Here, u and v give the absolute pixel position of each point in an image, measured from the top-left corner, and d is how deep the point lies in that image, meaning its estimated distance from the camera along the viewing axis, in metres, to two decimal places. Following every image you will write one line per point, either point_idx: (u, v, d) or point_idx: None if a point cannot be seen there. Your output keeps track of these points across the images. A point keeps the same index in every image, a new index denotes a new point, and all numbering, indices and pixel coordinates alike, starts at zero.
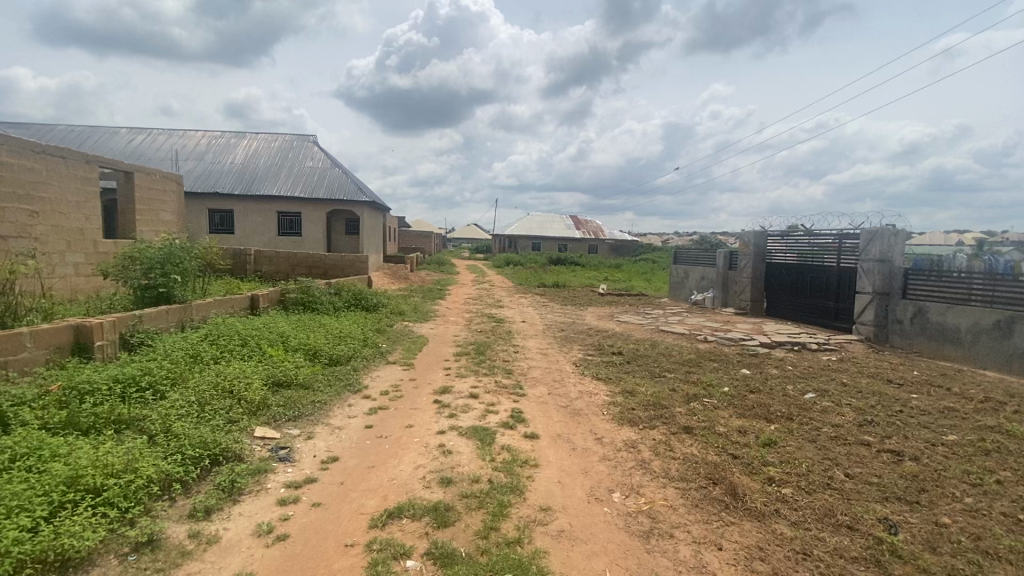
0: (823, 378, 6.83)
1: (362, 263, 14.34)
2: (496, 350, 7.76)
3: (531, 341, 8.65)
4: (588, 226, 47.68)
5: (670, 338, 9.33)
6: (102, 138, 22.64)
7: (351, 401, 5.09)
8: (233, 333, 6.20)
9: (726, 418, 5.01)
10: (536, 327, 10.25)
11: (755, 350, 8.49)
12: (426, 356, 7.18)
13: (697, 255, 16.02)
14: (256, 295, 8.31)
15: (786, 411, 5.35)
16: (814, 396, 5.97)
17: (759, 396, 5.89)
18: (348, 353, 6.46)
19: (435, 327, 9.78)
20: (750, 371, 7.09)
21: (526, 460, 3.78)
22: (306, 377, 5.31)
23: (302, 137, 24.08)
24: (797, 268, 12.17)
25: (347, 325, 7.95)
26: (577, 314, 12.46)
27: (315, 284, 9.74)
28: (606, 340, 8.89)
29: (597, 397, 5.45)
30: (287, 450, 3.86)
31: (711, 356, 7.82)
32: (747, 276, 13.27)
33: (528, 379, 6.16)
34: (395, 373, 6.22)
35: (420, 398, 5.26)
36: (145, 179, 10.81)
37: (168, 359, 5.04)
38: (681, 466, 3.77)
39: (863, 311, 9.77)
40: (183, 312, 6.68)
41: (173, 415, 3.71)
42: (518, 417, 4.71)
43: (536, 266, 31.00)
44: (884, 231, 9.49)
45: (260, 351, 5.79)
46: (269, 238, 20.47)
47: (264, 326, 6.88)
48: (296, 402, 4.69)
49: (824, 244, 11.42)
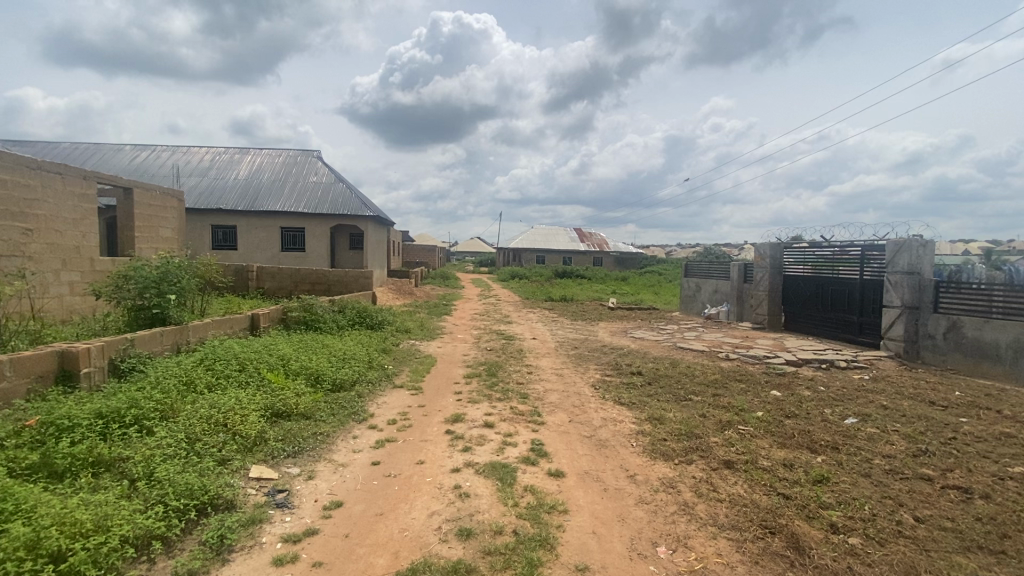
0: (861, 400, 6.36)
1: (366, 278, 13.99)
2: (508, 371, 7.33)
3: (544, 360, 8.22)
4: (592, 238, 47.44)
5: (690, 355, 8.88)
6: (106, 155, 22.58)
7: (356, 432, 4.67)
8: (231, 356, 5.82)
9: (767, 450, 4.56)
10: (548, 345, 9.81)
11: (782, 368, 8.02)
12: (435, 379, 6.76)
13: (710, 268, 15.58)
14: (256, 314, 7.95)
15: (830, 440, 4.90)
16: (856, 422, 5.52)
17: (797, 422, 5.43)
18: (353, 377, 6.05)
19: (442, 345, 9.35)
20: (780, 393, 6.64)
21: (555, 505, 3.35)
22: (308, 405, 4.90)
23: (307, 152, 23.95)
24: (817, 280, 11.71)
25: (352, 345, 7.56)
26: (589, 330, 12.02)
27: (318, 301, 9.38)
28: (623, 359, 8.45)
29: (623, 425, 5.02)
30: (285, 494, 3.43)
31: (736, 376, 7.36)
32: (763, 290, 12.82)
33: (546, 404, 5.73)
34: (403, 398, 5.80)
35: (431, 428, 4.84)
36: (145, 195, 10.55)
37: (159, 388, 4.66)
38: (730, 511, 3.34)
39: (892, 326, 9.35)
40: (178, 334, 6.31)
41: (159, 456, 3.30)
42: (540, 450, 4.29)
43: (542, 279, 30.57)
44: (911, 242, 9.10)
45: (259, 377, 5.39)
46: (272, 253, 20.20)
47: (264, 349, 6.49)
48: (296, 435, 4.28)
49: (846, 256, 10.98)
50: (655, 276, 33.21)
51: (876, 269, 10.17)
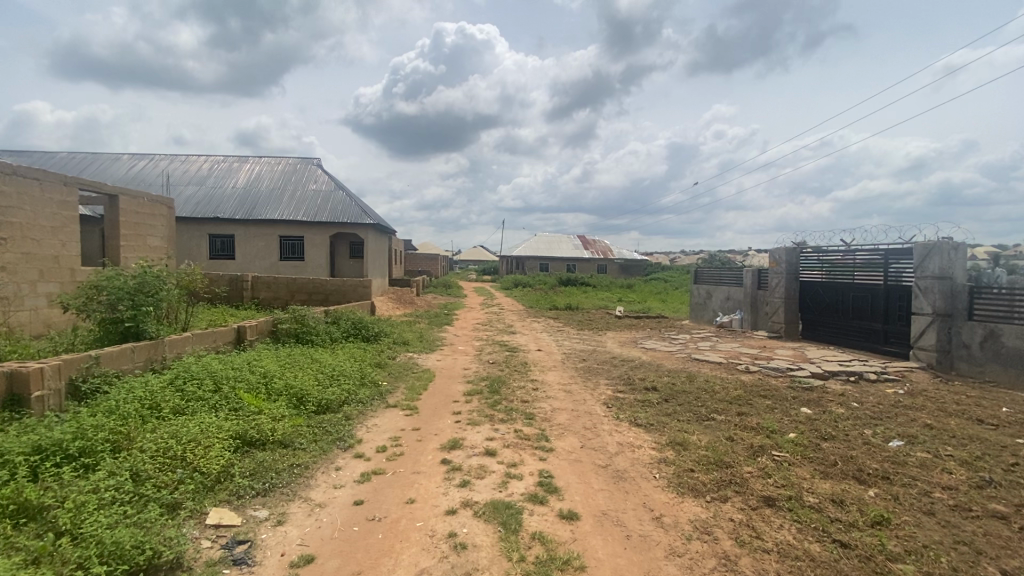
0: (902, 419, 5.75)
1: (365, 287, 13.46)
2: (512, 387, 6.75)
3: (551, 375, 7.63)
4: (596, 245, 46.98)
5: (707, 368, 8.27)
6: (103, 164, 22.27)
7: (340, 462, 4.11)
8: (206, 375, 5.28)
9: (810, 483, 3.97)
10: (554, 357, 9.23)
11: (809, 382, 7.40)
12: (432, 397, 6.20)
13: (721, 274, 14.98)
14: (242, 327, 7.43)
15: (879, 469, 4.30)
16: (903, 446, 4.91)
17: (836, 446, 4.83)
18: (341, 397, 5.49)
19: (442, 358, 8.77)
20: (811, 411, 6.03)
21: (569, 559, 2.78)
22: (288, 431, 4.36)
23: (307, 159, 23.57)
24: (837, 287, 11.11)
25: (343, 360, 7.01)
26: (597, 341, 11.42)
27: (311, 312, 8.86)
28: (636, 373, 7.85)
29: (642, 452, 4.43)
30: (247, 546, 2.87)
31: (761, 392, 6.75)
32: (780, 296, 12.19)
33: (554, 426, 5.15)
34: (396, 420, 5.24)
35: (425, 457, 4.27)
36: (132, 202, 10.10)
37: (118, 413, 4.12)
38: (781, 568, 2.76)
39: (922, 335, 8.71)
40: (152, 350, 5.78)
41: (93, 505, 2.77)
42: (549, 486, 3.71)
43: (545, 287, 30.03)
44: (942, 244, 8.47)
45: (235, 398, 4.84)
46: (270, 263, 19.77)
47: (247, 365, 5.95)
48: (270, 469, 3.73)
49: (868, 260, 10.40)
50: (661, 283, 32.67)
51: (901, 274, 9.58)
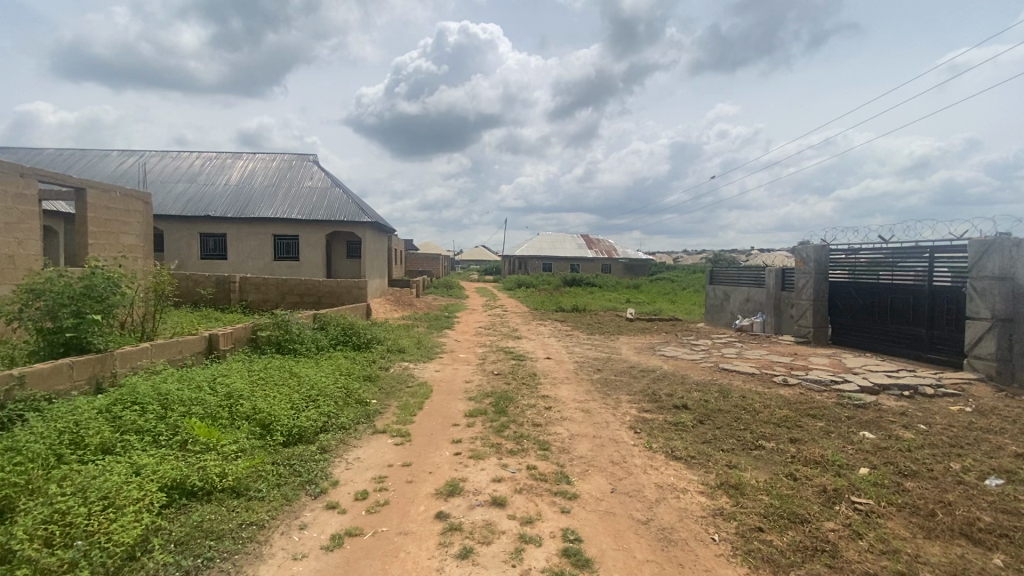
0: (987, 447, 4.82)
1: (360, 289, 12.58)
2: (520, 405, 5.83)
3: (564, 389, 6.71)
4: (600, 244, 46.07)
5: (739, 380, 7.34)
6: (91, 160, 21.46)
7: (306, 517, 3.22)
8: (155, 397, 4.38)
9: (913, 546, 3.07)
10: (565, 367, 8.28)
11: (860, 398, 6.44)
12: (427, 418, 5.31)
13: (738, 274, 14.04)
14: (214, 335, 6.55)
15: (993, 522, 3.40)
16: (1005, 486, 3.99)
17: (924, 488, 3.93)
18: (318, 423, 4.59)
19: (440, 369, 7.83)
20: (875, 436, 5.11)
21: None
22: (243, 474, 3.47)
23: (302, 156, 22.68)
24: (873, 288, 10.18)
25: (327, 374, 6.11)
26: (610, 346, 10.47)
27: (296, 317, 8.01)
28: (660, 386, 6.93)
29: (689, 500, 3.53)
30: None
31: (810, 412, 5.83)
32: (807, 298, 11.23)
33: (576, 459, 4.24)
34: (383, 452, 4.33)
35: (417, 509, 3.37)
36: (101, 197, 9.19)
37: (25, 455, 3.23)
38: None
39: (978, 342, 7.77)
40: (97, 365, 4.91)
41: None
42: (577, 556, 2.81)
43: (549, 287, 29.03)
44: (1002, 241, 7.52)
45: (184, 426, 3.95)
46: (264, 264, 18.92)
47: (210, 383, 5.06)
48: (208, 535, 2.84)
49: (910, 259, 9.45)
50: (667, 283, 31.78)
51: (951, 273, 8.63)
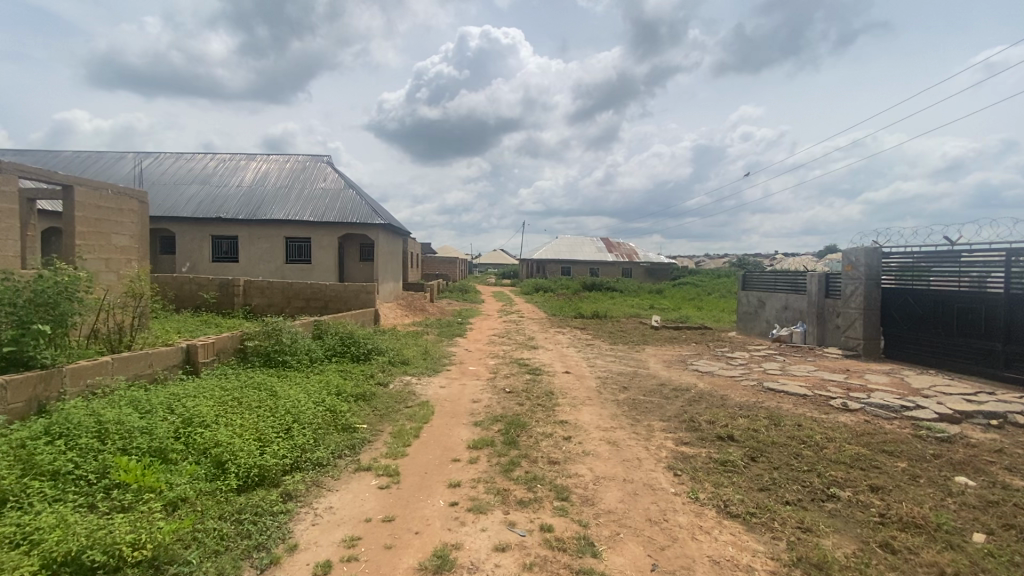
0: None
1: (367, 293, 11.81)
2: (533, 434, 4.94)
3: (585, 412, 5.79)
4: (621, 248, 44.93)
5: (789, 403, 6.31)
6: (106, 161, 21.34)
7: None
8: (92, 426, 3.62)
9: None
10: (586, 384, 7.33)
11: (941, 429, 5.37)
12: (423, 450, 4.47)
13: (774, 279, 12.88)
14: (192, 345, 5.85)
15: None
16: None
17: None
18: (287, 461, 3.79)
19: (446, 385, 6.99)
20: (977, 484, 4.09)
21: None
22: (169, 539, 2.66)
23: (316, 158, 22.21)
24: (933, 296, 9.01)
25: (313, 393, 5.34)
26: (636, 359, 9.50)
27: (289, 324, 7.29)
28: (698, 410, 5.95)
29: None
30: None
31: (887, 447, 4.80)
32: (855, 306, 10.06)
33: (602, 516, 3.34)
34: (363, 500, 3.50)
35: None
36: (91, 195, 8.61)
37: None
38: None
39: None
40: (39, 384, 4.20)
41: None
42: None
43: (568, 292, 28.07)
44: None
45: (114, 466, 3.17)
46: (276, 266, 18.39)
47: (168, 406, 4.30)
48: None
49: (983, 263, 8.27)
50: (691, 288, 30.53)
51: None
